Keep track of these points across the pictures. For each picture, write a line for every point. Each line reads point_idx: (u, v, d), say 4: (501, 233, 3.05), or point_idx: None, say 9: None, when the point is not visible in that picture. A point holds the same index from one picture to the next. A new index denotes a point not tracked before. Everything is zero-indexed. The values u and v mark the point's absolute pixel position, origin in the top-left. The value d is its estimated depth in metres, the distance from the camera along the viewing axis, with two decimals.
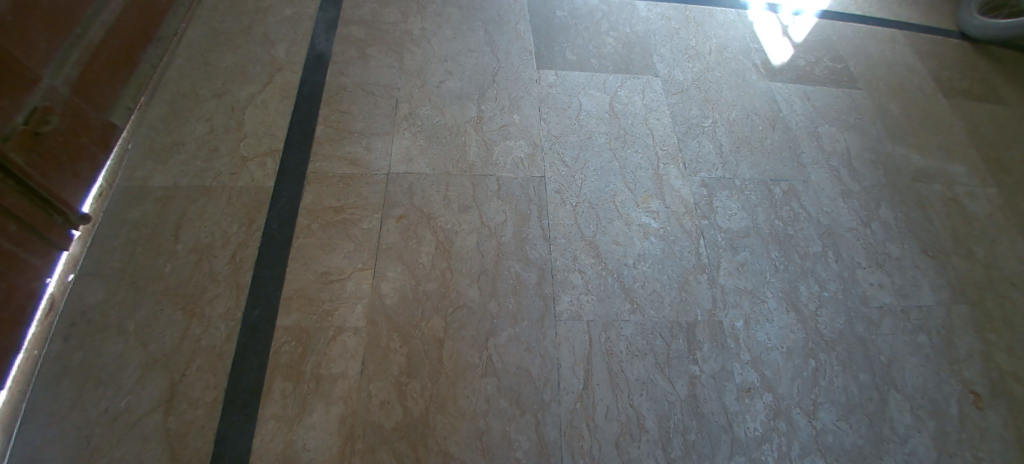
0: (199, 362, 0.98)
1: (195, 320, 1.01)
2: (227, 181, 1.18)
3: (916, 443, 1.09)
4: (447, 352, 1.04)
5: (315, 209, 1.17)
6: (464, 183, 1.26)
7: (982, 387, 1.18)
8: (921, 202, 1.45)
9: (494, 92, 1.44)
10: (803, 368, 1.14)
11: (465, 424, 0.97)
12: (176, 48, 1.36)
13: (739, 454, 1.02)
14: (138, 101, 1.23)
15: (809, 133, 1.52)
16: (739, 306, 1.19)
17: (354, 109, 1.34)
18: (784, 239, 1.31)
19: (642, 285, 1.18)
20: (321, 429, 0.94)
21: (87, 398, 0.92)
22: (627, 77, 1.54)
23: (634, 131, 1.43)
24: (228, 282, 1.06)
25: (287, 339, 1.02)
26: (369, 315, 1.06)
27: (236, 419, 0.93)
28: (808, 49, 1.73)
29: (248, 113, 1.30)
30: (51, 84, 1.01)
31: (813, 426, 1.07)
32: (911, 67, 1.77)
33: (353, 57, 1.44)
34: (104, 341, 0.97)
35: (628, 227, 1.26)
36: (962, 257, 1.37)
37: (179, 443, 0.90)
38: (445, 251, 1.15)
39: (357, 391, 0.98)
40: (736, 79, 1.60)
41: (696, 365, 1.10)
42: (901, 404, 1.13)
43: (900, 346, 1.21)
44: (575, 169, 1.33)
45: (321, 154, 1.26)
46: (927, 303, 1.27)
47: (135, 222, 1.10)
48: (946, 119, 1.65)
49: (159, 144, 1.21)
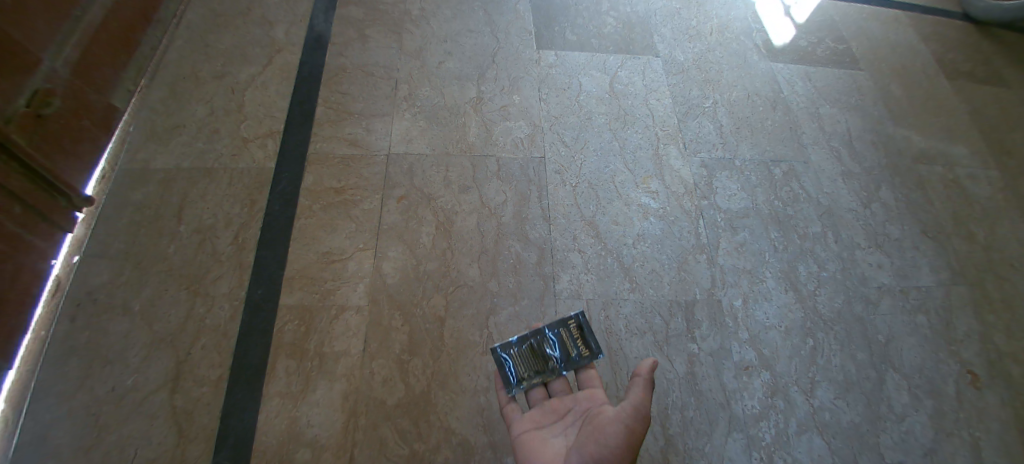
0: (204, 340, 0.99)
1: (199, 299, 1.03)
2: (228, 163, 1.19)
3: (913, 422, 1.10)
4: (448, 330, 1.05)
5: (316, 191, 1.18)
6: (463, 164, 1.26)
7: (979, 367, 1.19)
8: (922, 183, 1.45)
9: (494, 73, 1.43)
10: (800, 346, 1.15)
11: (466, 400, 0.99)
12: (174, 30, 1.35)
13: (737, 430, 1.04)
14: (139, 85, 1.24)
15: (810, 114, 1.51)
16: (738, 285, 1.20)
17: (353, 91, 1.34)
18: (784, 219, 1.31)
19: (641, 265, 1.19)
20: (325, 405, 0.96)
21: (94, 377, 0.93)
22: (627, 58, 1.53)
23: (634, 112, 1.42)
24: (231, 262, 1.08)
25: (290, 318, 1.03)
26: (371, 294, 1.07)
27: (241, 396, 0.95)
28: (810, 29, 1.71)
29: (247, 95, 1.30)
30: (52, 66, 1.01)
31: (810, 404, 1.09)
32: (914, 48, 1.76)
33: (352, 38, 1.44)
34: (110, 321, 0.99)
35: (628, 207, 1.26)
36: (962, 239, 1.37)
37: (186, 420, 0.92)
38: (446, 231, 1.16)
39: (360, 368, 1.00)
40: (737, 60, 1.59)
41: (695, 343, 1.12)
42: (898, 383, 1.14)
43: (899, 326, 1.21)
44: (575, 150, 1.33)
45: (321, 136, 1.26)
46: (926, 284, 1.28)
47: (138, 204, 1.11)
48: (948, 101, 1.64)
49: (160, 126, 1.22)
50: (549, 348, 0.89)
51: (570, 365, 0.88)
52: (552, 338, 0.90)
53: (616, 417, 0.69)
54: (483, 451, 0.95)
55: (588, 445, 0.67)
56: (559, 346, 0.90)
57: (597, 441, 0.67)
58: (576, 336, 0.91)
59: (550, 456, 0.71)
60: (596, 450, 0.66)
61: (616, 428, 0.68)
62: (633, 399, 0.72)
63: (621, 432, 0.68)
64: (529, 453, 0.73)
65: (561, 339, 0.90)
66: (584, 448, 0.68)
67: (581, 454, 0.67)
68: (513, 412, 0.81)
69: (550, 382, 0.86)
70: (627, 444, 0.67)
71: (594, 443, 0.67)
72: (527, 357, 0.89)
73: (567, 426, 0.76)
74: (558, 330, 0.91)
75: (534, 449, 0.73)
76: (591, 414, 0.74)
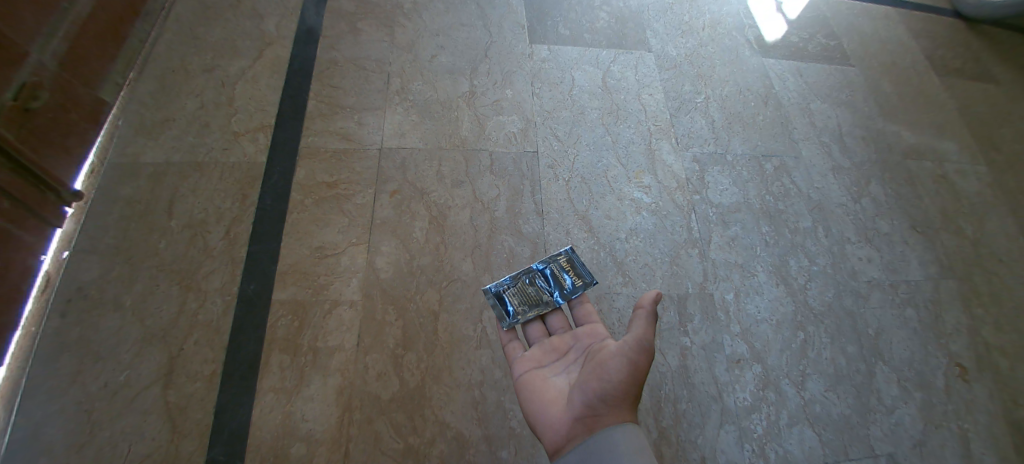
0: (197, 335, 0.99)
1: (192, 294, 1.02)
2: (220, 157, 1.18)
3: (902, 414, 1.12)
4: (442, 325, 1.06)
5: (309, 185, 1.18)
6: (457, 158, 1.26)
7: (967, 360, 1.20)
8: (911, 178, 1.46)
9: (486, 67, 1.43)
10: (791, 340, 1.16)
11: (461, 394, 0.99)
12: (163, 24, 1.34)
13: (729, 423, 1.05)
14: (127, 79, 1.23)
15: (801, 109, 1.52)
16: (729, 278, 1.21)
17: (345, 85, 1.33)
18: (775, 214, 1.32)
19: (633, 259, 1.19)
20: (319, 400, 0.96)
21: (86, 373, 0.93)
22: (620, 53, 1.53)
23: (627, 106, 1.43)
24: (223, 257, 1.07)
25: (284, 313, 1.03)
26: (365, 289, 1.07)
27: (234, 391, 0.95)
28: (801, 25, 1.72)
29: (238, 89, 1.29)
30: (39, 60, 0.99)
31: (801, 396, 1.10)
32: (904, 44, 1.77)
33: (344, 32, 1.43)
34: (101, 316, 0.98)
35: (621, 202, 1.27)
36: (950, 234, 1.39)
37: (179, 415, 0.92)
38: (439, 226, 1.16)
39: (354, 363, 1.00)
40: (729, 55, 1.60)
41: (687, 336, 1.12)
42: (888, 376, 1.16)
43: (888, 319, 1.23)
44: (567, 144, 1.33)
45: (313, 130, 1.25)
46: (915, 278, 1.30)
47: (128, 199, 1.10)
48: (938, 97, 1.66)
49: (150, 120, 1.20)
50: (542, 283, 0.95)
51: (563, 300, 0.92)
52: (543, 273, 0.96)
53: (619, 352, 0.71)
54: (477, 444, 0.96)
55: (592, 382, 0.70)
56: (552, 282, 0.95)
57: (601, 378, 0.70)
58: (566, 270, 0.97)
59: (554, 392, 0.74)
60: (600, 387, 0.69)
61: (619, 363, 0.71)
62: (635, 332, 0.73)
63: (623, 366, 0.70)
64: (533, 391, 0.75)
65: (553, 275, 0.96)
66: (588, 384, 0.70)
67: (586, 390, 0.70)
68: (514, 350, 0.84)
69: (547, 315, 0.90)
70: (630, 378, 0.70)
71: (597, 380, 0.70)
72: (522, 295, 0.94)
73: (569, 362, 0.79)
74: (548, 266, 0.97)
75: (537, 387, 0.76)
76: (593, 350, 0.77)
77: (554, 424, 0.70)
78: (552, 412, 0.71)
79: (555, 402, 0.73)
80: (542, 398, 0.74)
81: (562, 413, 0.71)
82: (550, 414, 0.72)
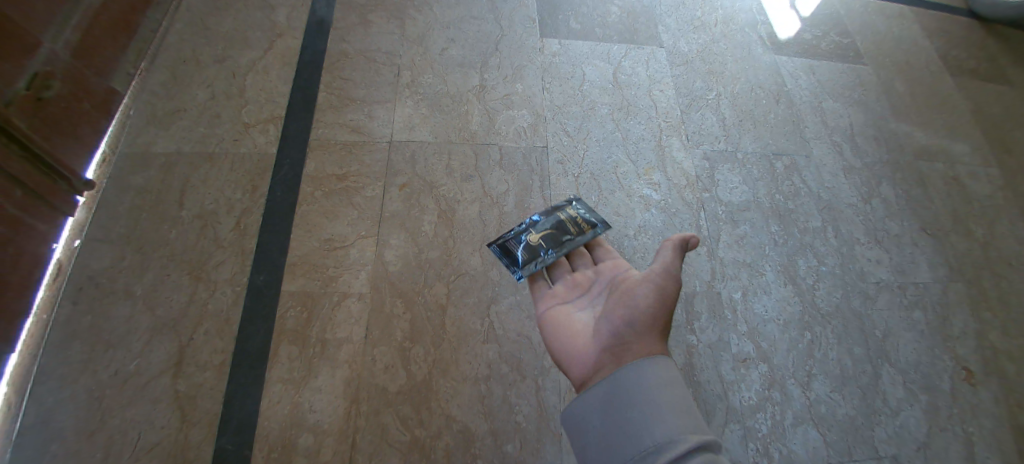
0: (206, 325, 0.99)
1: (202, 285, 1.03)
2: (230, 148, 1.19)
3: (907, 417, 1.12)
4: (449, 319, 1.06)
5: (319, 177, 1.18)
6: (466, 152, 1.26)
7: (974, 364, 1.20)
8: (922, 179, 1.45)
9: (497, 60, 1.42)
10: (798, 339, 1.16)
11: (468, 388, 1.00)
12: (173, 13, 1.34)
13: (734, 421, 1.05)
14: (138, 68, 1.23)
15: (812, 108, 1.51)
16: (737, 277, 1.21)
17: (355, 77, 1.33)
18: (784, 213, 1.32)
19: (641, 256, 1.19)
20: (326, 392, 0.96)
21: (97, 361, 0.94)
22: (631, 48, 1.52)
23: (637, 102, 1.42)
24: (233, 248, 1.08)
25: (293, 304, 1.03)
26: (373, 282, 1.07)
27: (243, 381, 0.96)
28: (814, 22, 1.70)
29: (249, 79, 1.29)
30: (52, 50, 1.01)
31: (806, 397, 1.10)
32: (918, 44, 1.75)
33: (355, 23, 1.42)
34: (112, 305, 0.99)
35: (630, 198, 1.26)
36: (959, 236, 1.38)
37: (188, 404, 0.92)
38: (448, 220, 1.16)
39: (362, 355, 1.00)
40: (741, 51, 1.58)
41: (694, 335, 1.12)
42: (894, 378, 1.15)
43: (896, 321, 1.22)
44: (577, 139, 1.33)
45: (324, 121, 1.25)
46: (924, 280, 1.29)
47: (139, 188, 1.11)
48: (951, 98, 1.64)
49: (161, 110, 1.20)
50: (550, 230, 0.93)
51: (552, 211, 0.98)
52: (566, 235, 0.92)
53: (644, 281, 0.71)
54: (483, 439, 0.96)
55: (617, 311, 0.69)
56: (554, 225, 0.94)
57: (625, 305, 0.69)
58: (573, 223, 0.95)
59: (580, 326, 0.71)
60: (626, 313, 0.68)
61: (644, 289, 0.70)
62: (661, 260, 0.74)
63: (648, 292, 0.70)
64: (558, 327, 0.73)
65: (559, 223, 0.95)
66: (613, 313, 0.69)
67: (613, 318, 0.67)
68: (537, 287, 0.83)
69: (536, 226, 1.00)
70: (659, 307, 0.68)
71: (622, 307, 0.69)
72: (534, 244, 0.91)
73: (593, 296, 0.77)
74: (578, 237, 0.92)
75: (561, 326, 0.73)
76: (616, 284, 0.76)
77: (580, 357, 0.66)
78: (578, 345, 0.68)
79: (581, 333, 0.70)
80: (567, 333, 0.71)
81: (589, 344, 0.67)
82: (577, 348, 0.68)
